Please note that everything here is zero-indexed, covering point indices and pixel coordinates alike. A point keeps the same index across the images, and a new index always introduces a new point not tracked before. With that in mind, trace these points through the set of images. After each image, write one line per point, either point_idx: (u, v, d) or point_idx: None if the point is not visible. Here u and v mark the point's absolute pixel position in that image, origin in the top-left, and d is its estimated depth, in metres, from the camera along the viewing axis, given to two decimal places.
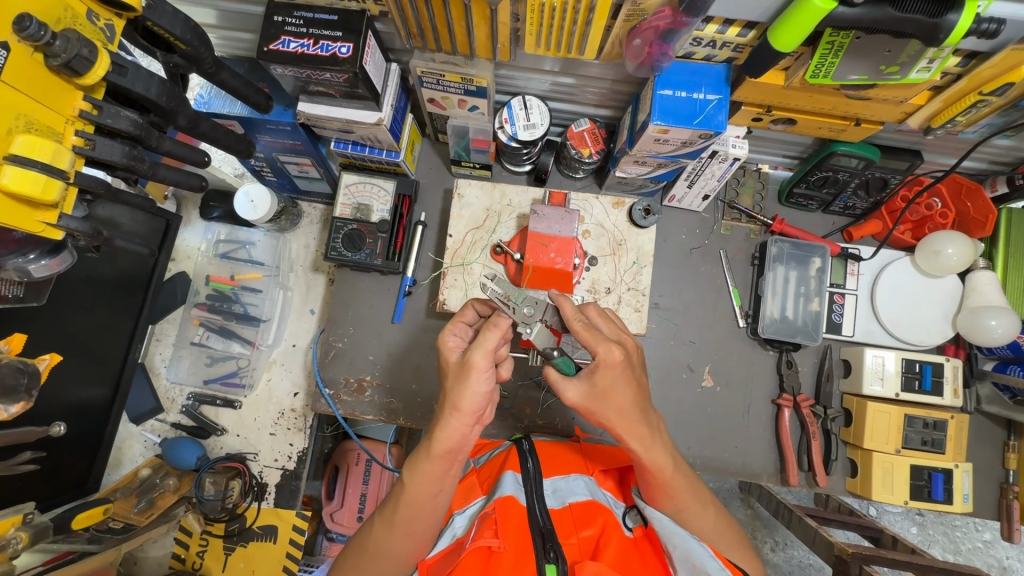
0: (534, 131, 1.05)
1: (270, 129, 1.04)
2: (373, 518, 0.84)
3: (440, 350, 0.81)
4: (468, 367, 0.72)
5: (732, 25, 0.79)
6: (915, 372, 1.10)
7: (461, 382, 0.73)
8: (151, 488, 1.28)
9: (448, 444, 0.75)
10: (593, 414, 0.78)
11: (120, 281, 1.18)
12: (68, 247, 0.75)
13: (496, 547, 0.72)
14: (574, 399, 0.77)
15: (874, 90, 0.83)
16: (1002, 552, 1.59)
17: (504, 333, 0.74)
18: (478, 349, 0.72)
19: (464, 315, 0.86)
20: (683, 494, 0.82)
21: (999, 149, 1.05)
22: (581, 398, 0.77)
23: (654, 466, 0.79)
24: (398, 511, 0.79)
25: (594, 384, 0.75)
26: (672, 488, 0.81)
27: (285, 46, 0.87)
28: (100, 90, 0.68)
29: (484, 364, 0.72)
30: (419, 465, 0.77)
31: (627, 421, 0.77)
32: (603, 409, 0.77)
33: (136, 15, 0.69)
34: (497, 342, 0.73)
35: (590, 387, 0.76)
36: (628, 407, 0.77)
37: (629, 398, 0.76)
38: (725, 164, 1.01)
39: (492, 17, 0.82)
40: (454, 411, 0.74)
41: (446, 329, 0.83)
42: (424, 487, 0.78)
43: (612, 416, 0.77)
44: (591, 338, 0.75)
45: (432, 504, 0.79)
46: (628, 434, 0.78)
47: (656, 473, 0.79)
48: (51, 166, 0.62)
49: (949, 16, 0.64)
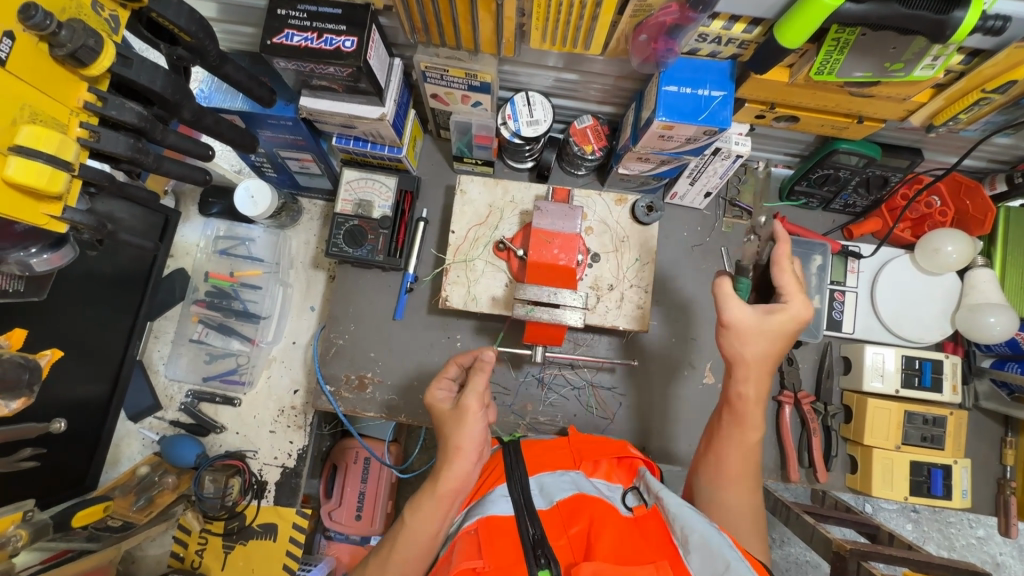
0: (538, 127, 1.05)
1: (272, 123, 1.04)
2: (369, 560, 0.84)
3: (431, 403, 0.89)
4: (464, 412, 0.83)
5: (738, 21, 0.79)
6: (915, 369, 1.11)
7: (459, 424, 0.83)
8: (150, 486, 1.26)
9: (453, 483, 0.80)
10: (744, 342, 0.83)
11: (118, 278, 1.17)
12: (70, 240, 0.74)
13: (480, 568, 0.70)
14: (739, 318, 0.82)
15: (877, 87, 0.83)
16: (996, 548, 1.61)
17: (490, 374, 0.85)
18: (471, 393, 0.84)
19: (449, 370, 0.93)
20: (742, 470, 0.87)
21: (999, 147, 1.06)
22: (746, 319, 0.82)
23: (751, 424, 0.87)
24: (397, 548, 0.79)
25: (767, 318, 0.81)
26: (748, 454, 0.87)
27: (290, 40, 0.86)
28: (105, 81, 0.68)
29: (476, 405, 0.84)
30: (422, 504, 0.81)
31: (765, 367, 0.84)
32: (755, 344, 0.83)
33: (141, 6, 0.68)
34: (485, 383, 0.85)
35: (762, 317, 0.82)
36: (771, 355, 0.84)
37: (776, 350, 0.84)
38: (728, 161, 1.02)
39: (498, 11, 0.82)
40: (458, 452, 0.81)
41: (432, 385, 0.90)
42: (424, 524, 0.80)
43: (756, 355, 0.83)
44: (794, 287, 0.82)
45: (428, 542, 0.80)
46: (755, 380, 0.85)
47: (748, 432, 0.87)
48: (57, 157, 0.61)
49: (956, 13, 0.64)
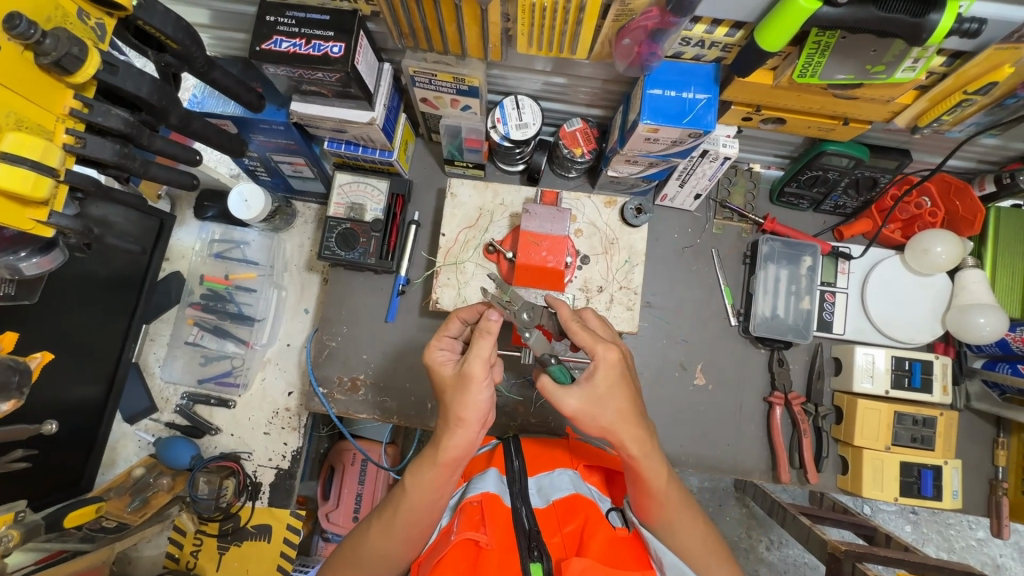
0: (527, 130, 1.07)
1: (263, 128, 1.05)
2: (371, 519, 0.85)
3: (430, 366, 0.82)
4: (466, 378, 0.75)
5: (720, 25, 0.80)
6: (906, 370, 1.11)
7: (461, 392, 0.76)
8: (145, 487, 1.28)
9: (455, 452, 0.78)
10: (594, 419, 0.76)
11: (113, 281, 1.18)
12: (60, 245, 0.76)
13: (483, 543, 0.72)
14: (574, 407, 0.76)
15: (860, 89, 0.84)
16: (995, 549, 1.60)
17: (497, 339, 0.76)
18: (474, 359, 0.75)
19: (450, 328, 0.86)
20: (673, 506, 0.83)
21: (987, 148, 1.06)
22: (581, 404, 0.76)
23: (650, 475, 0.80)
24: (398, 513, 0.81)
25: (594, 385, 0.76)
26: (665, 499, 0.82)
27: (278, 46, 0.87)
28: (92, 88, 0.69)
29: (481, 373, 0.75)
30: (424, 470, 0.79)
31: (628, 423, 0.77)
32: (603, 411, 0.76)
33: (127, 15, 0.69)
34: (491, 349, 0.76)
35: (590, 390, 0.76)
36: (627, 409, 0.77)
37: (627, 398, 0.77)
38: (716, 163, 1.02)
39: (483, 17, 0.83)
40: (460, 423, 0.77)
41: (433, 344, 0.84)
42: (425, 491, 0.80)
43: (611, 419, 0.77)
44: (591, 340, 0.78)
45: (429, 510, 0.81)
46: (629, 438, 0.78)
47: (651, 481, 0.80)
48: (41, 163, 0.62)
49: (932, 16, 0.65)
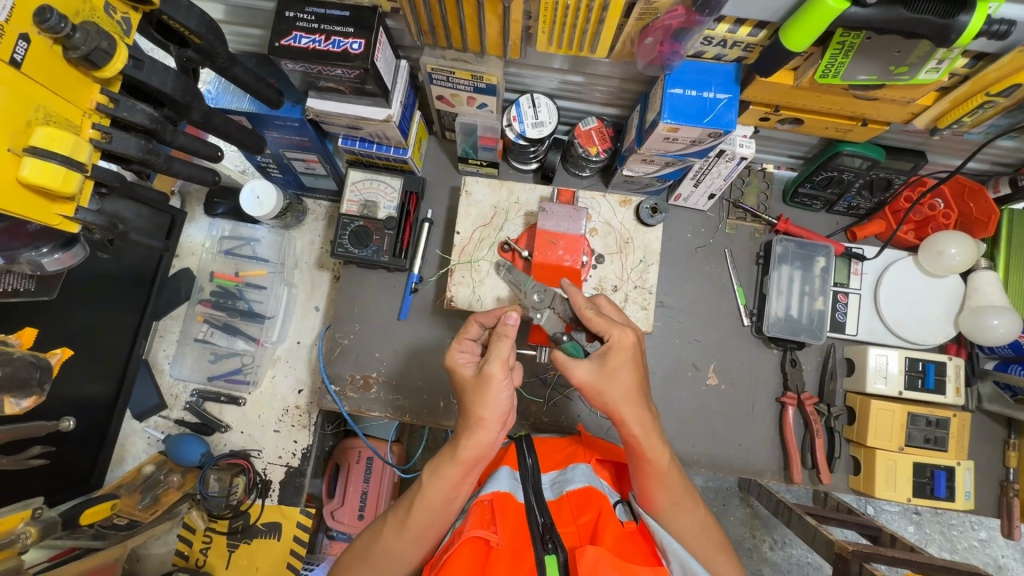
0: (543, 129, 1.06)
1: (278, 124, 1.04)
2: (385, 517, 0.85)
3: (451, 367, 0.82)
4: (486, 380, 0.75)
5: (744, 24, 0.80)
6: (919, 371, 1.11)
7: (481, 393, 0.76)
8: (156, 485, 1.27)
9: (473, 452, 0.78)
10: (600, 395, 0.78)
11: (125, 277, 1.17)
12: (81, 240, 0.75)
13: (494, 542, 0.71)
14: (584, 377, 0.77)
15: (881, 91, 0.84)
16: (998, 550, 1.61)
17: (515, 342, 0.78)
18: (494, 360, 0.76)
19: (469, 331, 0.87)
20: (675, 490, 0.83)
21: (1002, 150, 1.07)
22: (589, 377, 0.77)
23: (651, 454, 0.80)
24: (414, 513, 0.80)
25: (606, 362, 0.77)
26: (667, 479, 0.82)
27: (297, 42, 0.87)
28: (117, 83, 0.68)
29: (501, 374, 0.76)
30: (442, 467, 0.80)
31: (633, 403, 0.78)
32: (612, 389, 0.77)
33: (152, 9, 0.69)
34: (509, 352, 0.77)
35: (601, 365, 0.77)
36: (634, 389, 0.78)
37: (634, 380, 0.78)
38: (732, 163, 1.02)
39: (504, 14, 0.82)
40: (481, 424, 0.76)
41: (453, 347, 0.84)
42: (441, 491, 0.80)
43: (619, 397, 0.77)
44: (606, 324, 0.79)
45: (444, 510, 0.81)
46: (632, 418, 0.78)
47: (653, 461, 0.80)
48: (71, 158, 0.61)
49: (961, 18, 0.65)
